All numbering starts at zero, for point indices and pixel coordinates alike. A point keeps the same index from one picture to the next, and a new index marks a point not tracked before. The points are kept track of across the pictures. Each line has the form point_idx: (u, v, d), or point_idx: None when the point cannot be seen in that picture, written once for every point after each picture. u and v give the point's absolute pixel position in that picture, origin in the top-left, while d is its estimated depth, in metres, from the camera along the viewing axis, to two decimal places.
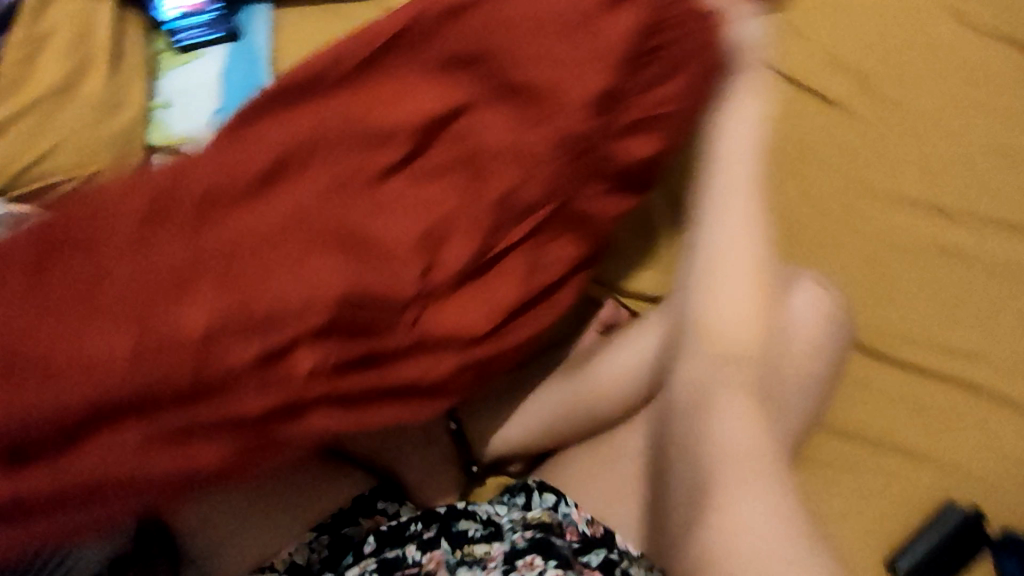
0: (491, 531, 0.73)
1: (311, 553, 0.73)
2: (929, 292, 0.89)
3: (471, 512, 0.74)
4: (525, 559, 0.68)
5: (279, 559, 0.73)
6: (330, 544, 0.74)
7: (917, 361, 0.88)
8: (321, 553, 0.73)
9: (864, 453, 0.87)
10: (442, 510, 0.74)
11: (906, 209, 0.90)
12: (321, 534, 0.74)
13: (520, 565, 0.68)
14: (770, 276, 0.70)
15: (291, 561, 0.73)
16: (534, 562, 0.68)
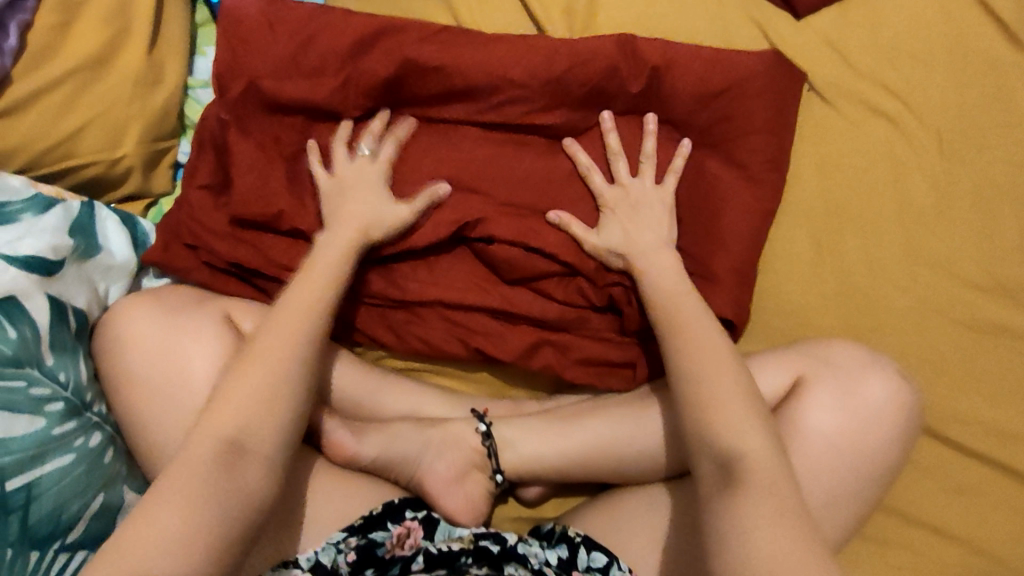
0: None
1: (336, 555, 0.69)
2: (991, 371, 0.82)
3: (521, 557, 0.73)
4: None
5: (303, 556, 0.68)
6: (358, 547, 0.70)
7: (982, 452, 0.80)
8: (349, 556, 0.69)
9: (910, 537, 0.79)
10: (495, 550, 0.73)
11: (973, 290, 0.84)
12: (350, 536, 0.71)
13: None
14: (887, 434, 0.68)
15: (316, 560, 0.68)
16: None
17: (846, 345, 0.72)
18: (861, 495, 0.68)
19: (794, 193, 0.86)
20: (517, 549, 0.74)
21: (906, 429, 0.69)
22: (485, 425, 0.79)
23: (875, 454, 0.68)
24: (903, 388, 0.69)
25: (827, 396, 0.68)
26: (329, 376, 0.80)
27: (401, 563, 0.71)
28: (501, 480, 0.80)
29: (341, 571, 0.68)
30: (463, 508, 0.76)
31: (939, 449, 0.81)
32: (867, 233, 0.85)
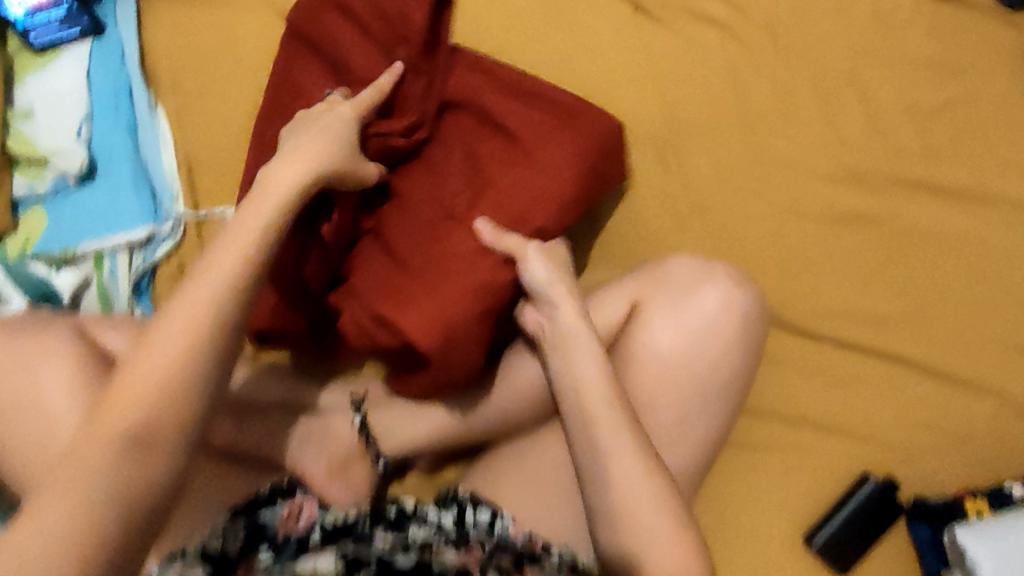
0: (455, 540, 0.72)
1: (226, 540, 0.70)
2: (855, 259, 0.80)
3: (419, 517, 0.74)
4: None
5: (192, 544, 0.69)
6: (247, 530, 0.71)
7: (858, 341, 0.79)
8: (239, 540, 0.71)
9: (796, 437, 0.78)
10: (393, 513, 0.74)
11: (828, 182, 0.82)
12: (236, 519, 0.72)
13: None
14: (728, 342, 0.70)
15: (205, 548, 0.69)
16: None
17: (679, 258, 0.73)
18: (712, 405, 0.70)
19: (637, 114, 0.84)
20: (415, 512, 0.75)
21: (748, 343, 0.71)
22: (359, 414, 0.80)
23: (716, 362, 0.70)
24: (739, 294, 0.71)
25: (662, 317, 0.70)
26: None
27: (297, 541, 0.71)
28: (384, 465, 0.81)
29: (233, 554, 0.70)
30: (346, 497, 0.78)
31: (818, 348, 0.80)
32: (715, 146, 0.83)
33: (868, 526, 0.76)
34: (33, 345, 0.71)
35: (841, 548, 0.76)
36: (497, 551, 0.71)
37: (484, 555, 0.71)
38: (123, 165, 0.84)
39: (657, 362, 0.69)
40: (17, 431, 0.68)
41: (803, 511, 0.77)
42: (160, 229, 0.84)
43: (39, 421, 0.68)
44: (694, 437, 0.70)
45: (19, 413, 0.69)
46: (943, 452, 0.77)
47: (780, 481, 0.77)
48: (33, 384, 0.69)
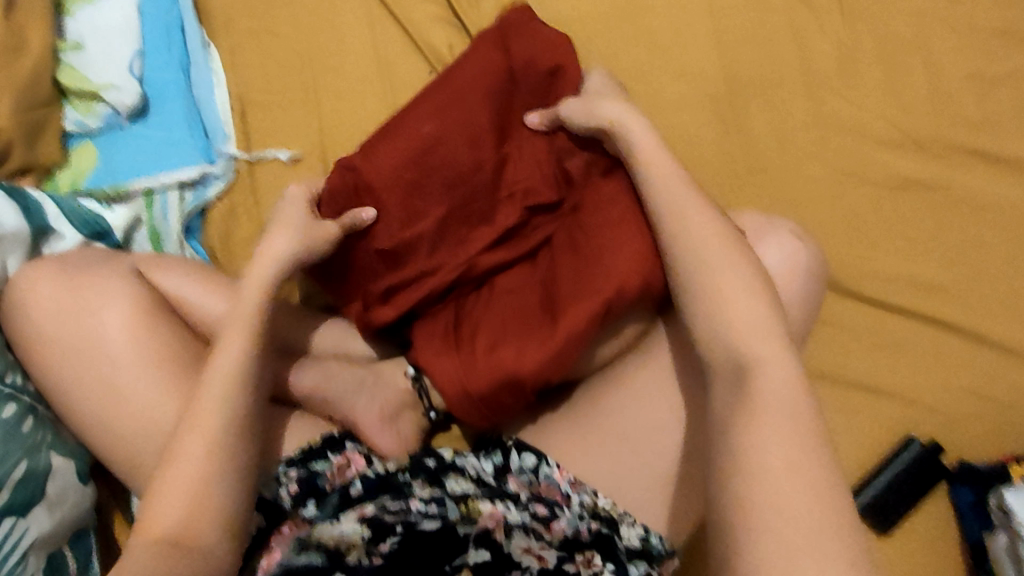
0: (496, 492, 0.73)
1: (279, 489, 0.72)
2: (911, 226, 0.81)
3: (459, 468, 0.76)
4: (584, 555, 0.67)
5: None
6: (299, 479, 0.72)
7: (910, 308, 0.80)
8: (290, 489, 0.72)
9: (844, 400, 0.79)
10: (432, 465, 0.76)
11: (887, 148, 0.82)
12: (290, 468, 0.73)
13: (578, 559, 0.67)
14: (789, 292, 0.69)
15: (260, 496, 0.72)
16: (594, 559, 0.66)
17: (747, 213, 0.74)
18: None
19: (695, 74, 0.84)
20: (455, 463, 0.76)
21: (810, 300, 0.70)
22: (412, 367, 0.80)
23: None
24: (803, 249, 0.70)
25: None
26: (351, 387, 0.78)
27: (341, 491, 0.73)
28: (435, 417, 0.81)
29: (284, 503, 0.72)
30: (397, 447, 0.77)
31: (867, 312, 0.80)
32: (773, 107, 0.83)
33: (912, 488, 0.77)
34: (92, 283, 0.70)
35: (884, 510, 0.77)
36: (533, 501, 0.71)
37: (519, 508, 0.70)
38: (177, 103, 0.84)
39: None
40: (80, 367, 0.68)
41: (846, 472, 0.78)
42: (212, 169, 0.83)
43: (99, 357, 0.68)
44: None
45: (81, 350, 0.69)
46: (988, 419, 0.78)
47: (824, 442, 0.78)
48: (95, 323, 0.69)
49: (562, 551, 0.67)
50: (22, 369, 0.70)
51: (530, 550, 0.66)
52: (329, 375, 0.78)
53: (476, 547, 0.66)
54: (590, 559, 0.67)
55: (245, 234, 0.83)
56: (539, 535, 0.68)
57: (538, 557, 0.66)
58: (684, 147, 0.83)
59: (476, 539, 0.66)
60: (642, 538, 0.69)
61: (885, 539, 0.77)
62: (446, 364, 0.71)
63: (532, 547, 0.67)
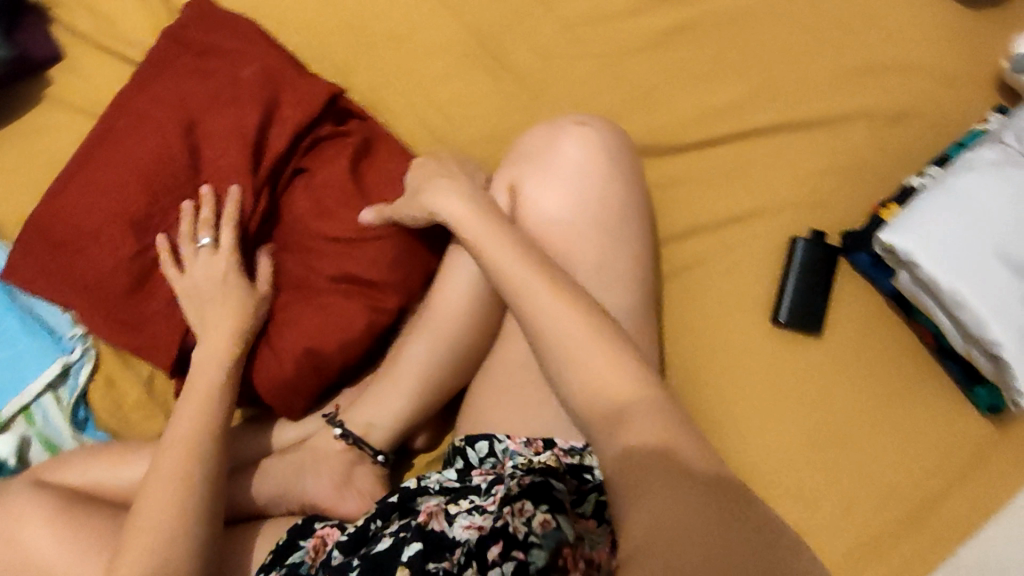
0: (459, 492, 0.71)
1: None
2: (691, 66, 0.84)
3: (424, 489, 0.73)
4: (516, 506, 0.64)
5: None
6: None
7: (732, 130, 0.82)
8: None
9: (722, 240, 0.81)
10: (394, 500, 0.72)
11: (633, 14, 0.86)
12: (270, 575, 0.72)
13: (514, 509, 0.64)
14: (603, 176, 0.72)
15: None
16: (527, 507, 0.64)
17: (540, 125, 0.75)
18: (618, 232, 0.72)
19: (443, 41, 0.87)
20: (418, 487, 0.73)
21: (627, 168, 0.73)
22: (338, 428, 0.80)
23: (602, 199, 0.72)
24: (591, 130, 0.73)
25: (539, 186, 0.72)
26: (259, 485, 0.79)
27: (322, 567, 0.71)
28: (385, 458, 0.81)
29: None
30: (364, 504, 0.78)
31: (698, 156, 0.83)
32: (524, 32, 0.86)
33: (818, 280, 0.79)
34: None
35: (806, 313, 0.79)
36: (493, 485, 0.69)
37: (480, 497, 0.69)
38: (9, 316, 0.85)
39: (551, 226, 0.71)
40: None
41: (757, 299, 0.80)
42: (71, 356, 0.83)
43: (39, 575, 0.67)
44: (626, 276, 0.71)
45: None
46: (844, 187, 0.82)
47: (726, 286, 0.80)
48: (19, 547, 0.68)
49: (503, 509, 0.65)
50: None
51: (472, 525, 0.66)
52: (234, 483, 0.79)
53: (410, 543, 0.66)
54: (522, 507, 0.64)
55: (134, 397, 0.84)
56: (481, 510, 0.68)
57: (479, 526, 0.66)
58: (468, 107, 0.86)
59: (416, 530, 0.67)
60: None
61: (821, 336, 0.79)
62: (261, 362, 0.81)
63: (474, 521, 0.67)
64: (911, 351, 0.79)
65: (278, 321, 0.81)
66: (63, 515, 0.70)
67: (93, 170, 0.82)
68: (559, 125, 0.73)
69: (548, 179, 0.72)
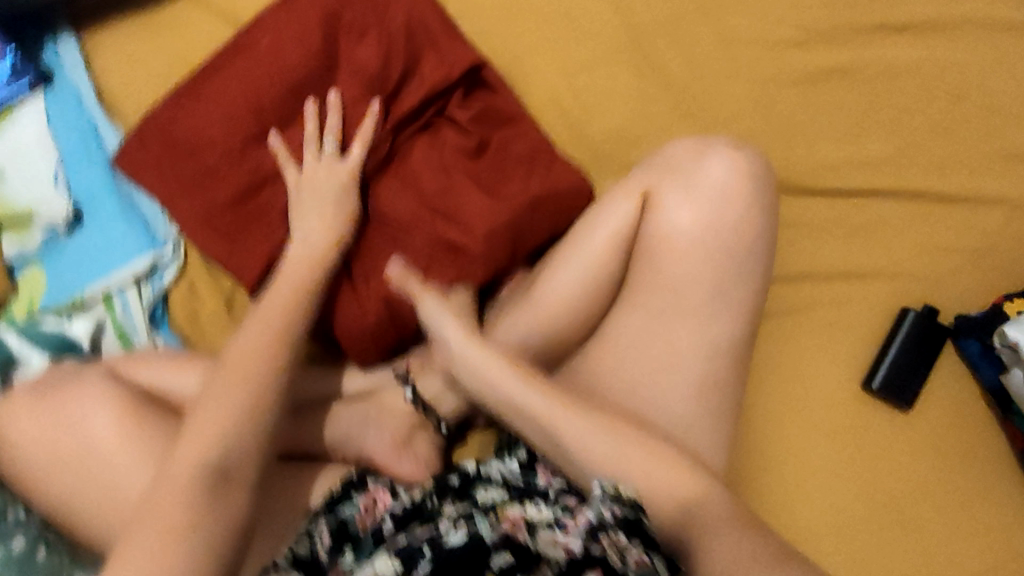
0: (524, 492, 0.71)
1: (313, 543, 0.70)
2: (840, 113, 0.83)
3: (485, 478, 0.73)
4: (613, 536, 0.60)
5: (282, 555, 0.69)
6: (331, 528, 0.70)
7: (867, 187, 0.81)
8: (324, 540, 0.70)
9: (832, 293, 0.80)
10: (456, 482, 0.73)
11: (793, 47, 0.84)
12: (318, 520, 0.71)
13: (608, 542, 0.60)
14: (741, 202, 0.71)
15: (294, 555, 0.68)
16: (627, 543, 0.60)
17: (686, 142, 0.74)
18: (742, 265, 0.70)
19: (598, 29, 0.86)
20: (481, 473, 0.74)
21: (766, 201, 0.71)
22: (409, 390, 0.79)
23: (737, 230, 0.70)
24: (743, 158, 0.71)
25: (676, 196, 0.71)
26: (320, 424, 0.79)
27: (374, 530, 0.70)
28: (447, 429, 0.81)
29: (322, 556, 0.69)
30: (419, 470, 0.77)
31: (824, 204, 0.82)
32: (681, 40, 0.85)
33: (921, 355, 0.77)
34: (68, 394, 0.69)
35: (901, 385, 0.77)
36: (561, 495, 0.70)
37: (549, 505, 0.68)
38: (110, 202, 0.84)
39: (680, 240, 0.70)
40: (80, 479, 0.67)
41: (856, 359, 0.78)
42: (161, 256, 0.83)
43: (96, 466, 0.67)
44: (738, 310, 0.71)
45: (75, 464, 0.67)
46: (968, 270, 0.80)
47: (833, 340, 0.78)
48: (84, 431, 0.68)
49: (586, 537, 0.61)
50: (23, 502, 0.70)
51: (557, 540, 0.62)
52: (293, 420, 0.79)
53: (498, 551, 0.62)
54: (625, 546, 0.60)
55: (212, 308, 0.84)
56: (565, 525, 0.64)
57: (564, 545, 0.62)
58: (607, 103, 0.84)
59: (499, 538, 0.63)
60: None
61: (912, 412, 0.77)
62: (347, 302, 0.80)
63: (560, 538, 0.63)
64: (998, 450, 0.77)
65: (373, 266, 0.80)
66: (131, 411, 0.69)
67: (216, 83, 0.81)
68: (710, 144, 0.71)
69: (685, 194, 0.71)
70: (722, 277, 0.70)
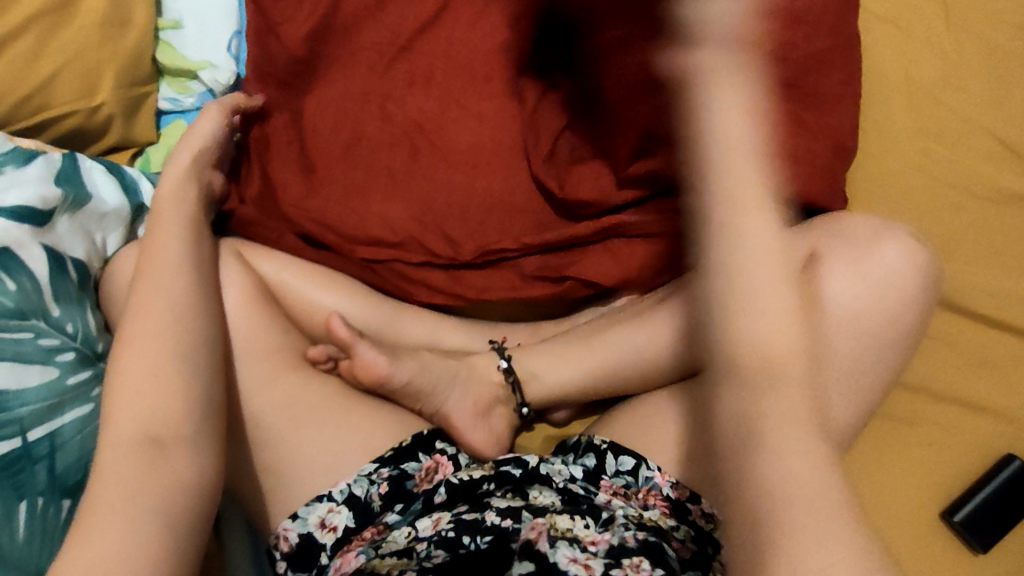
0: (580, 505, 0.71)
1: (369, 487, 0.69)
2: (1011, 242, 0.80)
3: (545, 478, 0.73)
4: (632, 560, 0.64)
5: (337, 489, 0.69)
6: (390, 478, 0.70)
7: (1013, 324, 0.78)
8: (381, 489, 0.69)
9: (941, 416, 0.78)
10: (518, 474, 0.73)
11: (987, 160, 0.81)
12: (381, 467, 0.70)
13: (629, 564, 0.63)
14: (898, 299, 0.69)
15: (349, 493, 0.69)
16: (643, 566, 0.63)
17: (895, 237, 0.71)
18: (881, 357, 0.69)
19: None
20: (540, 470, 0.73)
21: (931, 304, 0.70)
22: (505, 361, 0.78)
23: (896, 319, 0.69)
24: (923, 252, 0.70)
25: (846, 271, 0.68)
26: (414, 369, 0.73)
27: (427, 497, 0.71)
28: (526, 412, 0.80)
29: (374, 504, 0.69)
30: (489, 444, 0.76)
31: (967, 326, 0.79)
32: (875, 119, 0.82)
33: (1011, 505, 0.75)
34: None
35: (981, 527, 0.75)
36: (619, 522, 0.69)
37: (596, 525, 0.68)
38: None
39: (840, 314, 0.68)
40: None
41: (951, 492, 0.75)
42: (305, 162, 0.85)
43: None
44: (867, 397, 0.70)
45: None
46: None
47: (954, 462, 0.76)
48: None
49: (609, 559, 0.64)
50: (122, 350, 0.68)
51: (576, 560, 0.63)
52: (390, 354, 0.72)
53: (520, 560, 0.63)
54: (638, 564, 0.63)
55: None
56: (583, 546, 0.65)
57: (584, 566, 0.63)
58: None
59: (520, 549, 0.63)
60: None
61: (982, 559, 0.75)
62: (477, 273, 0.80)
63: (578, 556, 0.64)
64: None
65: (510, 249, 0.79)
66: (236, 307, 0.71)
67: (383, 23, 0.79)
68: (892, 228, 0.70)
69: (856, 264, 0.69)
70: (857, 363, 0.69)
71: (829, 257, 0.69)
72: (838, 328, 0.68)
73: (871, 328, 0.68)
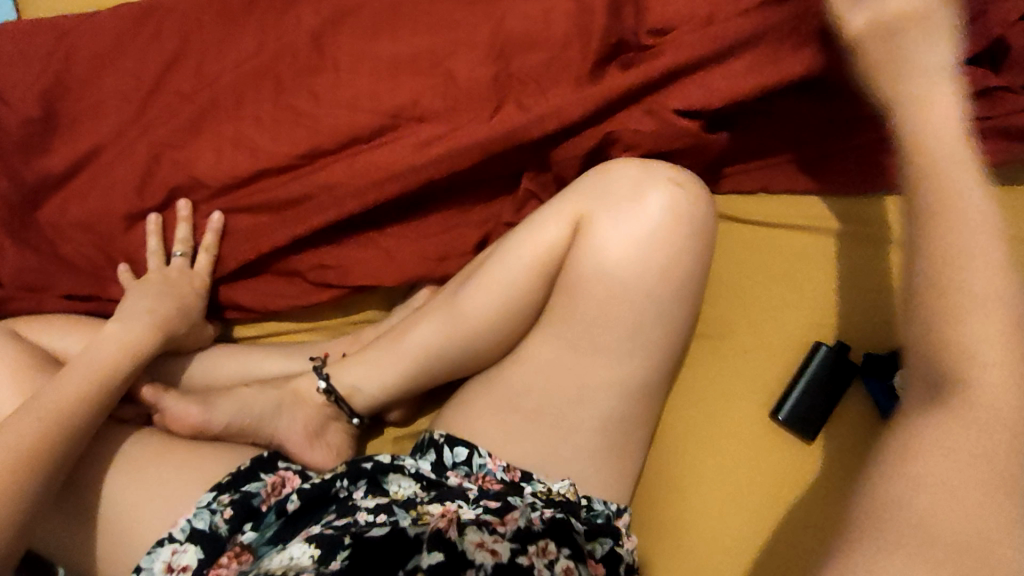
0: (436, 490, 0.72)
1: (212, 516, 0.67)
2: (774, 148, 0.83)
3: (398, 468, 0.73)
4: (538, 544, 0.67)
5: (177, 528, 0.67)
6: (233, 503, 0.68)
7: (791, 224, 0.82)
8: (225, 514, 0.68)
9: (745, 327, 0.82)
10: (371, 467, 0.72)
11: None
12: (220, 494, 0.69)
13: (533, 550, 0.66)
14: (669, 237, 0.70)
15: (192, 528, 0.67)
16: (549, 547, 0.67)
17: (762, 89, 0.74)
18: (664, 304, 0.71)
19: None
20: (393, 462, 0.73)
21: (704, 233, 0.72)
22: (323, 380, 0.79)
23: (665, 271, 0.70)
24: (684, 201, 0.71)
25: (611, 226, 0.70)
26: (234, 408, 0.75)
27: (277, 509, 0.70)
28: (359, 422, 0.82)
29: (221, 530, 0.67)
30: (328, 459, 0.79)
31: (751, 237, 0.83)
32: None
33: (829, 392, 0.77)
34: None
35: (806, 418, 0.77)
36: (484, 497, 0.70)
37: (471, 505, 0.69)
38: None
39: (609, 266, 0.70)
40: None
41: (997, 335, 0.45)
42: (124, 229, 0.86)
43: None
44: (654, 353, 0.72)
45: None
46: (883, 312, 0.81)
47: (969, 266, 0.46)
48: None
49: (516, 544, 0.66)
50: None
51: (483, 544, 0.65)
52: (199, 403, 0.74)
53: (428, 551, 0.64)
54: (546, 547, 0.67)
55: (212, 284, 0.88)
56: (491, 527, 0.67)
57: (492, 550, 0.65)
58: None
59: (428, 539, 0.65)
60: (587, 507, 0.72)
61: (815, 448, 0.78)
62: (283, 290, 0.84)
63: (485, 540, 0.66)
64: None
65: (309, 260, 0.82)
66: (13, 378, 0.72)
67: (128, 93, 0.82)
68: (655, 173, 0.71)
69: (620, 216, 0.70)
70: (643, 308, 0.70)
71: (588, 217, 0.72)
72: (612, 282, 0.70)
73: (646, 274, 0.70)
